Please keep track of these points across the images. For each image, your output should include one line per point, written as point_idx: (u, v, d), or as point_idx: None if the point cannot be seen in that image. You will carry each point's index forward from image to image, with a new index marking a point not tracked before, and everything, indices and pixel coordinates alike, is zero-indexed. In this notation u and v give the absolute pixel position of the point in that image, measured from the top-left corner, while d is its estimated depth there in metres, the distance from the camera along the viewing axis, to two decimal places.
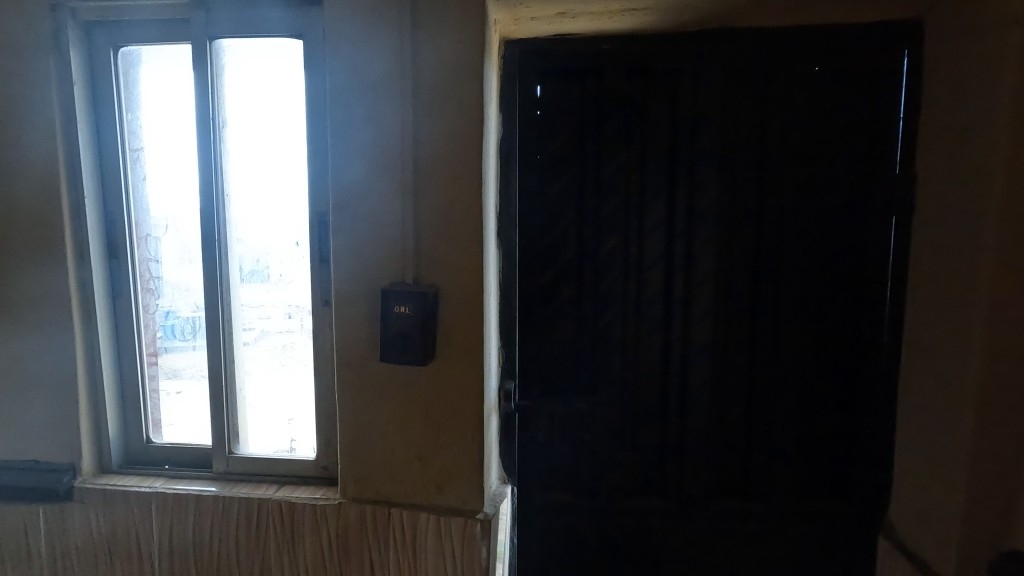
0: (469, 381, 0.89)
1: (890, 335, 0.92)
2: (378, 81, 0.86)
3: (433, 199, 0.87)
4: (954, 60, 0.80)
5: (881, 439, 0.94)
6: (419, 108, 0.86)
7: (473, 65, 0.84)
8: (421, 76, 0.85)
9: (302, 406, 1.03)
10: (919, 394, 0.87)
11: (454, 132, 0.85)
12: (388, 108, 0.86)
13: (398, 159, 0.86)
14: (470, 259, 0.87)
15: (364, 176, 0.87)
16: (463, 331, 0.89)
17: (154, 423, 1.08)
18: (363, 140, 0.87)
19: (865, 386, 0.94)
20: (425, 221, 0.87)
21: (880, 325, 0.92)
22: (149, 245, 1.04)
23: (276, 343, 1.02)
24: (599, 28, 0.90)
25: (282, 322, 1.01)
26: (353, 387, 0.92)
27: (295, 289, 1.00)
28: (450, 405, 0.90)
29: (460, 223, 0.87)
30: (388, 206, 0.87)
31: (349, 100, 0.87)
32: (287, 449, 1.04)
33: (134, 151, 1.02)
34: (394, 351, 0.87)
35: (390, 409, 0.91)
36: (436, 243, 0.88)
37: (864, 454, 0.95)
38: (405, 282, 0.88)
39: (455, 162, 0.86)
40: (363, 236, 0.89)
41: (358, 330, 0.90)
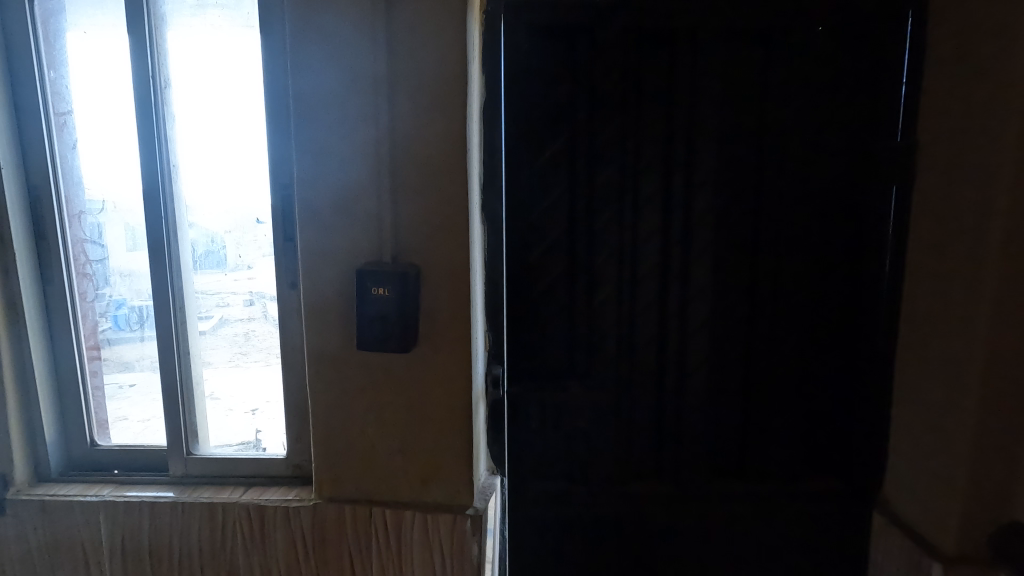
0: (456, 368, 0.82)
1: (887, 309, 0.90)
2: (347, 35, 0.76)
3: (411, 169, 0.78)
4: None
5: (877, 415, 0.92)
6: (394, 65, 0.76)
7: (454, 17, 0.75)
8: (396, 30, 0.76)
9: (270, 400, 0.94)
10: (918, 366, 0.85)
11: (434, 93, 0.76)
12: (358, 66, 0.76)
13: (371, 125, 0.77)
14: (454, 236, 0.79)
15: (333, 144, 0.78)
16: (449, 315, 0.81)
17: (99, 424, 0.97)
18: (331, 103, 0.77)
19: (861, 362, 0.92)
20: (403, 194, 0.79)
21: (878, 299, 0.90)
22: (84, 224, 0.91)
23: (237, 331, 0.92)
24: None
25: (243, 308, 0.91)
26: (328, 379, 0.83)
27: (257, 273, 0.89)
28: (435, 395, 0.83)
29: (443, 196, 0.79)
30: (362, 178, 0.78)
31: (313, 57, 0.76)
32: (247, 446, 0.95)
33: (62, 115, 0.89)
34: (372, 338, 0.79)
35: (370, 401, 0.83)
36: (417, 218, 0.79)
37: (861, 431, 0.93)
38: (382, 262, 0.79)
39: (436, 127, 0.77)
40: (334, 211, 0.79)
41: (331, 316, 0.81)
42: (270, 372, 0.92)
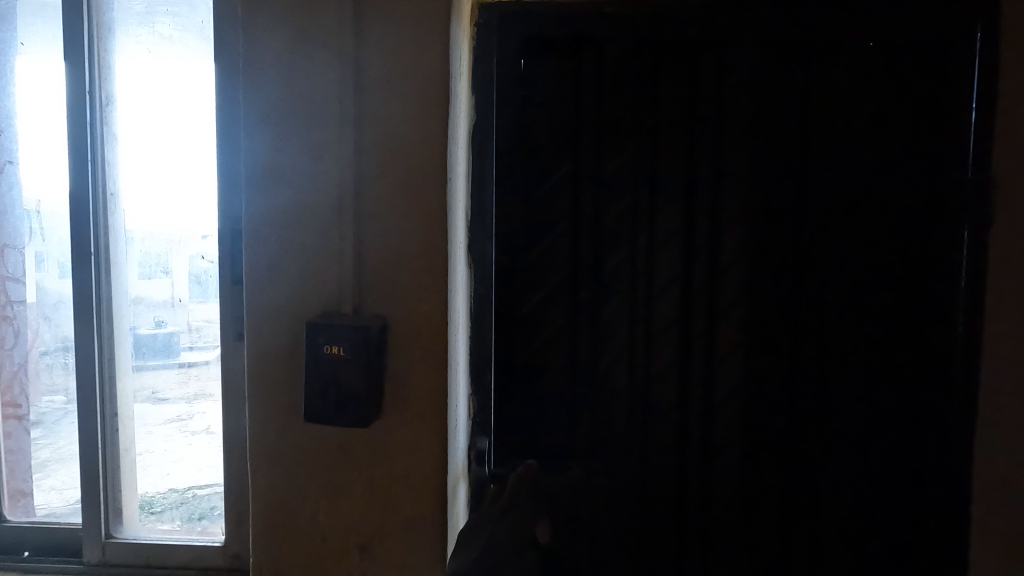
0: (429, 446, 0.66)
1: (961, 379, 0.74)
2: (310, 46, 0.64)
3: (380, 203, 0.65)
4: None
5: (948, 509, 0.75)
6: (363, 81, 0.64)
7: (436, 25, 0.64)
8: (367, 40, 0.64)
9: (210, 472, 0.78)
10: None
11: (410, 114, 0.64)
12: (322, 80, 0.64)
13: (335, 148, 0.64)
14: (431, 281, 0.65)
15: (289, 170, 0.65)
16: (422, 378, 0.66)
17: (11, 495, 0.81)
18: (288, 122, 0.65)
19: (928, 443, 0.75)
20: (370, 230, 0.65)
21: (949, 367, 0.74)
22: (8, 259, 0.79)
23: (175, 389, 0.77)
24: None
25: (183, 362, 0.77)
26: (273, 452, 0.68)
27: (201, 320, 0.76)
28: (403, 479, 0.67)
29: (417, 236, 0.65)
30: (322, 210, 0.65)
31: (270, 71, 0.65)
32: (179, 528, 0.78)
33: None
34: (325, 407, 0.64)
35: (323, 482, 0.68)
36: (387, 260, 0.65)
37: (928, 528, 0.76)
38: (342, 314, 0.65)
39: (411, 152, 0.64)
40: (286, 252, 0.66)
41: (279, 378, 0.67)
42: (210, 439, 0.77)
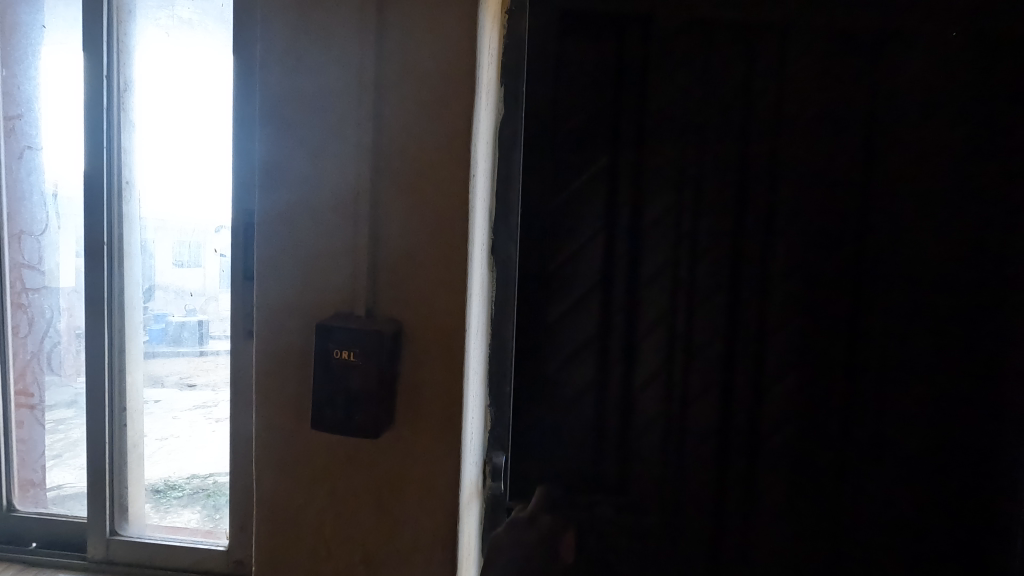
0: (442, 461, 0.62)
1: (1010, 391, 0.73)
2: (330, 30, 0.60)
3: (399, 199, 0.60)
4: None
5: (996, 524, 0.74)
6: (385, 68, 0.60)
7: (465, 8, 0.59)
8: (391, 24, 0.60)
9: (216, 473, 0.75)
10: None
11: (433, 103, 0.59)
12: (341, 66, 0.60)
13: (353, 139, 0.60)
14: (449, 283, 0.61)
15: (304, 162, 0.61)
16: (436, 387, 0.62)
17: (22, 485, 0.80)
18: (304, 111, 0.61)
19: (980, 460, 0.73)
20: (387, 228, 0.61)
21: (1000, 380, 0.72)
22: (24, 245, 0.77)
23: (185, 385, 0.75)
24: None
25: (195, 358, 0.74)
26: (279, 459, 0.64)
27: (214, 315, 0.73)
28: (413, 495, 0.63)
29: (436, 235, 0.60)
30: (337, 205, 0.61)
31: (287, 55, 0.61)
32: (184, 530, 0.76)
33: (13, 119, 0.76)
34: (334, 415, 0.60)
35: (330, 493, 0.64)
36: (404, 259, 0.61)
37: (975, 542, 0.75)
38: (354, 317, 0.61)
39: (433, 145, 0.60)
40: (297, 248, 0.62)
41: (288, 380, 0.63)
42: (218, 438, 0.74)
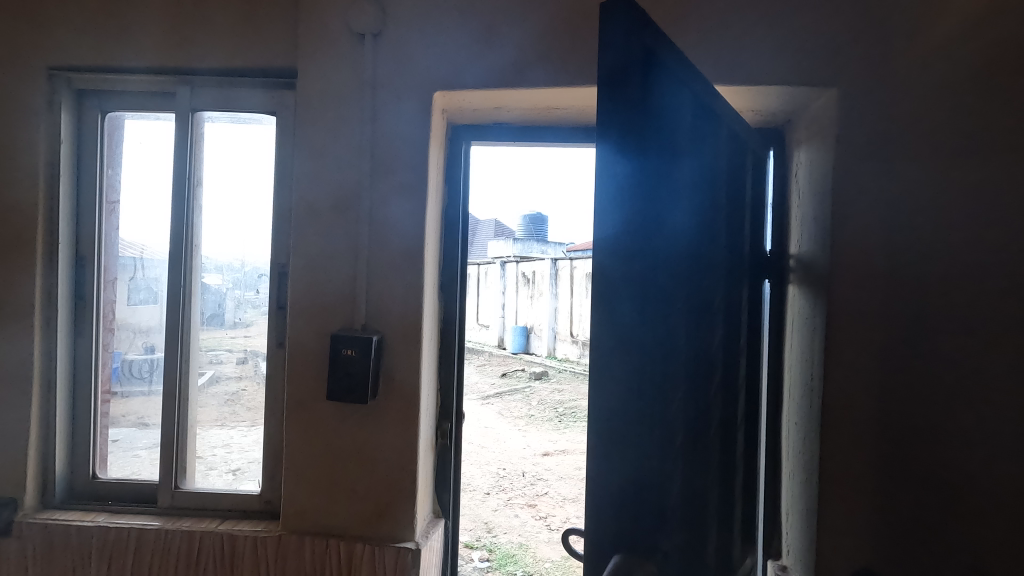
0: (409, 418, 0.99)
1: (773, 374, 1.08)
2: (340, 155, 1.01)
3: (382, 256, 1.00)
4: (806, 150, 0.99)
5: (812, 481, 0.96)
6: (374, 179, 1.00)
7: (421, 143, 1.00)
8: (377, 153, 1.00)
9: (252, 440, 1.10)
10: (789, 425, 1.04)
11: (402, 199, 1.00)
12: (348, 179, 1.00)
13: (355, 222, 1.00)
14: (413, 307, 0.99)
15: (324, 237, 1.01)
16: (405, 371, 0.99)
17: (102, 458, 1.12)
18: (324, 206, 1.01)
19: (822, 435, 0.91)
20: (374, 275, 1.00)
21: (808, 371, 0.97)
22: (116, 288, 1.12)
23: (230, 380, 1.11)
24: (525, 108, 1.06)
25: (238, 361, 1.10)
26: (301, 422, 1.00)
27: (252, 332, 1.09)
28: (390, 442, 1.00)
29: (405, 277, 1.00)
30: (344, 262, 1.00)
31: (314, 170, 1.01)
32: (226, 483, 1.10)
33: (112, 203, 1.12)
34: (342, 389, 0.96)
35: (335, 444, 1.00)
36: (385, 294, 1.00)
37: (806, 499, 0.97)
38: (354, 328, 0.99)
39: (403, 223, 1.00)
40: (319, 286, 1.00)
41: (310, 370, 1.00)
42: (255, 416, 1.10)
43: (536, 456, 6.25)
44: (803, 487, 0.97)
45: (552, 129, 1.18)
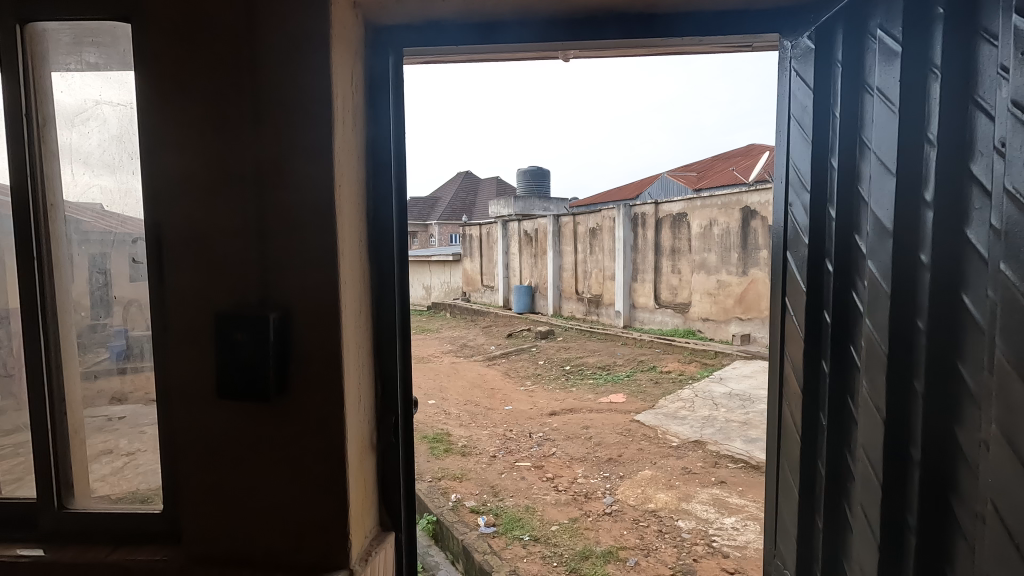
0: (329, 419, 0.76)
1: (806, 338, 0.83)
2: (215, 72, 0.74)
3: (280, 206, 0.74)
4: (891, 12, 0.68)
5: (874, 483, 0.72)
6: (259, 101, 0.73)
7: (318, 48, 0.72)
8: (260, 65, 0.73)
9: (149, 445, 0.88)
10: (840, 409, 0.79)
11: (300, 127, 0.73)
12: (228, 108, 0.74)
13: (243, 165, 0.74)
14: (325, 275, 0.74)
15: (205, 187, 0.75)
16: (319, 360, 0.75)
17: None
18: (201, 147, 0.75)
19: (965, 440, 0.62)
20: (272, 235, 0.74)
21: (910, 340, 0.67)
22: None
23: (113, 378, 0.88)
24: None
25: (120, 348, 0.87)
26: (196, 430, 0.78)
27: (132, 311, 0.85)
28: (306, 450, 0.77)
29: (310, 234, 0.74)
30: (234, 220, 0.75)
31: (183, 94, 0.75)
32: (126, 496, 0.89)
33: None
34: (236, 385, 0.73)
35: (240, 453, 0.78)
36: (288, 258, 0.74)
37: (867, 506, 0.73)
38: (249, 304, 0.74)
39: (302, 161, 0.73)
40: (200, 249, 0.75)
41: (197, 362, 0.76)
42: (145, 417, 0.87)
43: (543, 416, 6.14)
44: (881, 502, 0.71)
45: (510, 31, 0.88)
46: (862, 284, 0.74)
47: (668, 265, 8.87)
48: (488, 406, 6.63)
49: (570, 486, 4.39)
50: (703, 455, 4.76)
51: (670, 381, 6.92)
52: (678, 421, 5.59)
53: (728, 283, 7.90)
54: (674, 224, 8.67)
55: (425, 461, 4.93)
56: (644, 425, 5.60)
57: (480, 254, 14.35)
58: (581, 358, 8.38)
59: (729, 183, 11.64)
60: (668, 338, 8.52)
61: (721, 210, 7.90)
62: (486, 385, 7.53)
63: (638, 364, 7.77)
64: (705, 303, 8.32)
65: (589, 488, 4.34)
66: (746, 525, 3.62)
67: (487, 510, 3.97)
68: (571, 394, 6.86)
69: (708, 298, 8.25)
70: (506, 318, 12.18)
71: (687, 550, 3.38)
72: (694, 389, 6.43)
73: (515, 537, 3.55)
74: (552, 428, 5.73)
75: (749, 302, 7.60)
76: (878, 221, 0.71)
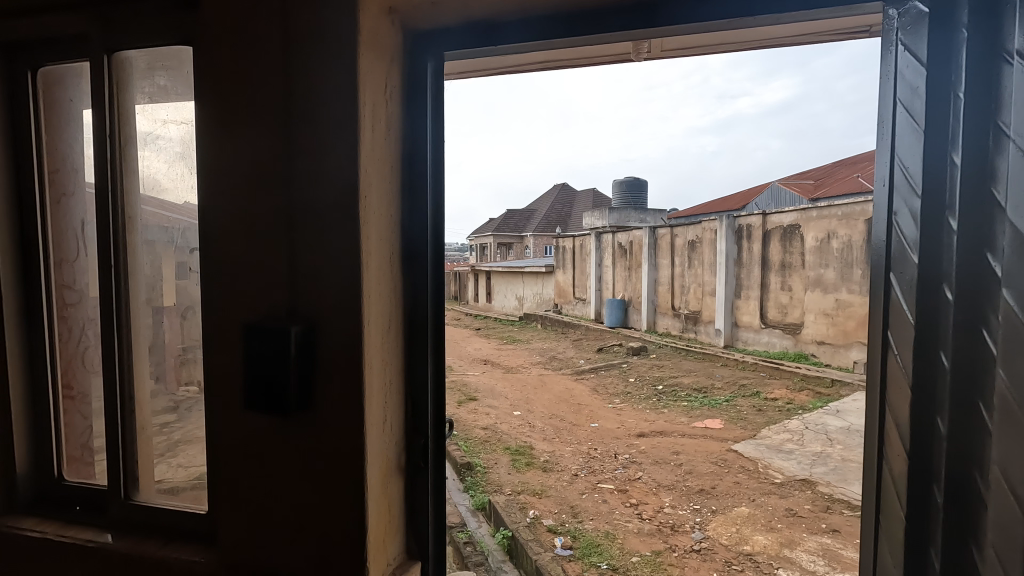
0: (350, 439, 0.73)
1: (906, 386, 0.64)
2: (253, 88, 0.75)
3: (308, 219, 0.73)
4: None
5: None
6: (292, 115, 0.73)
7: (348, 60, 0.70)
8: (294, 79, 0.73)
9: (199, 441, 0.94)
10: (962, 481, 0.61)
11: (329, 140, 0.72)
12: (264, 122, 0.75)
13: (275, 178, 0.74)
14: (349, 290, 0.72)
15: (242, 201, 0.76)
16: (341, 378, 0.73)
17: (70, 458, 1.02)
18: (240, 162, 0.76)
19: None
20: (301, 247, 0.74)
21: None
22: (69, 270, 1.00)
23: (171, 373, 0.96)
24: None
25: (177, 347, 0.95)
26: (229, 439, 0.79)
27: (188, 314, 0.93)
28: (328, 469, 0.75)
29: (336, 248, 0.72)
30: (266, 232, 0.75)
31: (224, 110, 0.76)
32: (182, 490, 0.95)
33: (55, 172, 0.99)
34: (261, 398, 0.73)
35: (267, 465, 0.78)
36: (314, 272, 0.73)
37: None
38: (276, 317, 0.74)
39: (330, 174, 0.72)
40: (236, 261, 0.77)
41: (230, 371, 0.77)
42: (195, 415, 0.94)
43: (629, 437, 5.86)
44: None
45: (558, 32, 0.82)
46: (999, 317, 0.57)
47: (777, 282, 8.11)
48: (573, 422, 6.47)
49: (655, 515, 4.11)
50: (811, 496, 4.22)
51: (775, 409, 6.27)
52: (784, 455, 5.03)
53: (848, 302, 7.02)
54: (785, 237, 7.93)
55: (506, 472, 4.90)
56: (742, 456, 5.11)
57: (573, 266, 14.22)
58: (674, 378, 7.92)
59: (852, 192, 10.44)
60: (774, 361, 7.77)
61: (841, 222, 7.08)
62: (572, 400, 7.38)
63: (739, 388, 7.15)
64: (820, 324, 7.47)
65: (676, 519, 4.03)
66: None
67: (565, 531, 3.83)
68: (662, 416, 6.48)
69: (824, 319, 7.40)
70: (597, 332, 11.90)
71: None
72: (804, 420, 5.76)
73: (592, 564, 3.38)
74: (639, 451, 5.43)
75: None
76: (1020, 233, 0.55)
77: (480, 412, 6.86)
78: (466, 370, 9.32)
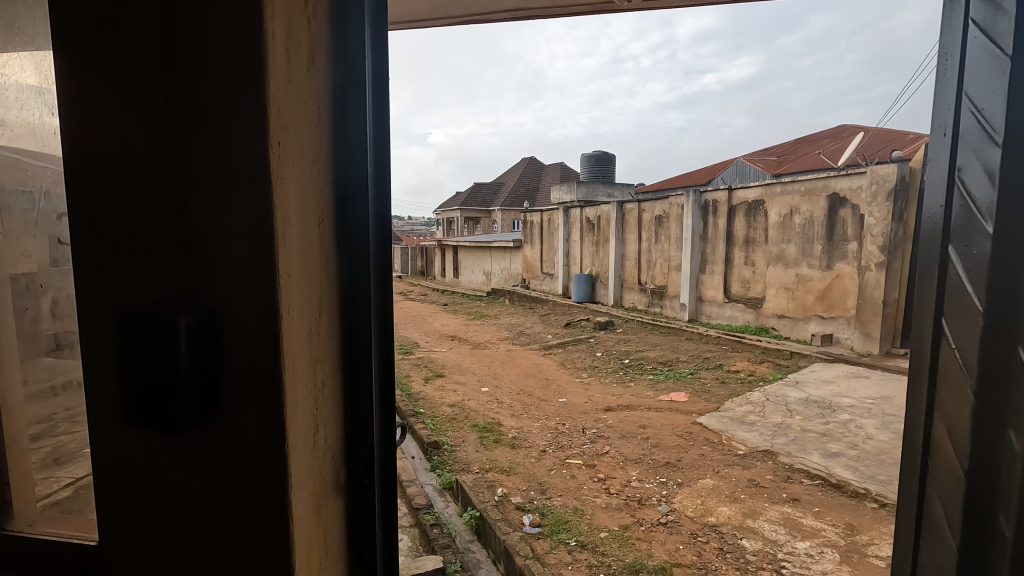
0: (270, 458, 0.57)
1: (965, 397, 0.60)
2: None
3: (200, 172, 0.54)
4: None
5: None
6: (172, 29, 0.53)
7: None
8: None
9: (75, 455, 0.71)
10: (957, 423, 0.71)
11: (225, 63, 0.53)
12: (133, 35, 0.54)
13: (154, 113, 0.54)
14: (262, 269, 0.55)
15: (107, 145, 0.55)
16: (252, 381, 0.56)
17: None
18: (101, 89, 0.55)
19: None
20: (194, 210, 0.55)
21: None
22: None
23: (43, 370, 0.74)
24: None
25: (49, 335, 0.74)
26: (105, 462, 0.60)
27: (59, 289, 0.71)
28: (239, 498, 0.58)
29: (239, 212, 0.54)
30: (145, 189, 0.55)
31: (77, 17, 0.55)
32: (71, 509, 0.74)
33: None
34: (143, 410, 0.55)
35: (156, 494, 0.59)
36: (213, 245, 0.55)
37: None
38: (161, 302, 0.55)
39: (225, 110, 0.53)
40: (101, 227, 0.56)
41: (105, 375, 0.58)
42: (71, 419, 0.71)
43: (596, 411, 5.87)
44: None
45: None
46: None
47: (741, 256, 8.21)
48: (540, 397, 6.42)
49: (622, 489, 4.11)
50: (773, 467, 4.31)
51: (738, 381, 6.39)
52: (746, 427, 5.12)
53: (809, 276, 7.17)
54: (750, 212, 8.00)
55: (473, 450, 4.81)
56: (707, 428, 5.18)
57: (542, 241, 14.09)
58: (640, 352, 7.98)
59: (813, 169, 10.64)
60: (737, 335, 7.91)
61: (803, 197, 7.16)
62: (540, 375, 7.34)
63: (703, 361, 7.25)
64: (781, 298, 7.62)
65: (644, 493, 4.04)
66: (823, 551, 3.18)
67: (533, 508, 3.78)
68: (629, 390, 6.52)
69: (786, 293, 7.54)
70: (565, 307, 11.90)
71: (751, 573, 3.02)
72: (765, 393, 5.87)
73: (560, 541, 3.35)
74: (606, 425, 5.44)
75: (833, 298, 6.85)
76: None
77: (447, 389, 6.74)
78: (433, 347, 9.17)
